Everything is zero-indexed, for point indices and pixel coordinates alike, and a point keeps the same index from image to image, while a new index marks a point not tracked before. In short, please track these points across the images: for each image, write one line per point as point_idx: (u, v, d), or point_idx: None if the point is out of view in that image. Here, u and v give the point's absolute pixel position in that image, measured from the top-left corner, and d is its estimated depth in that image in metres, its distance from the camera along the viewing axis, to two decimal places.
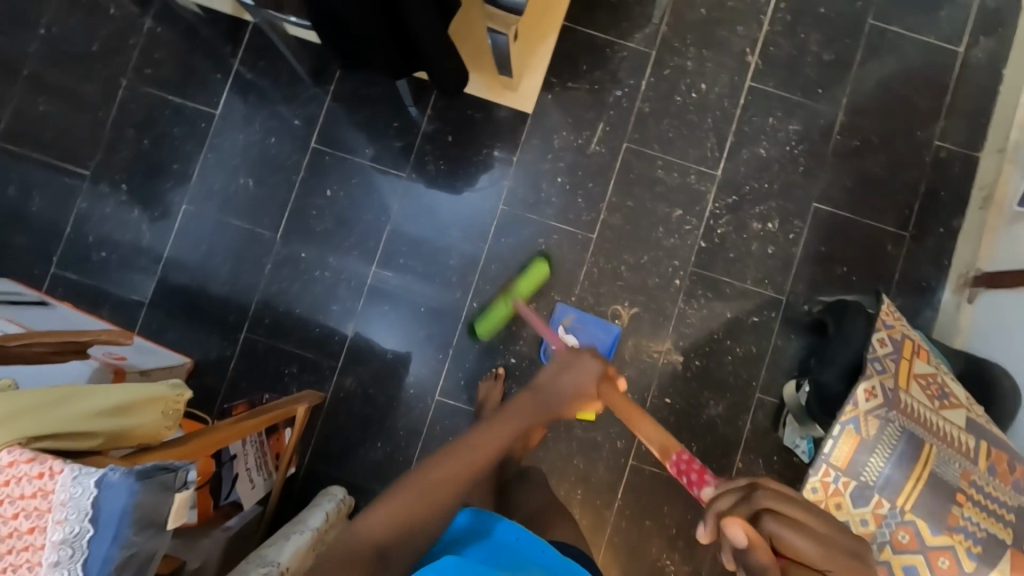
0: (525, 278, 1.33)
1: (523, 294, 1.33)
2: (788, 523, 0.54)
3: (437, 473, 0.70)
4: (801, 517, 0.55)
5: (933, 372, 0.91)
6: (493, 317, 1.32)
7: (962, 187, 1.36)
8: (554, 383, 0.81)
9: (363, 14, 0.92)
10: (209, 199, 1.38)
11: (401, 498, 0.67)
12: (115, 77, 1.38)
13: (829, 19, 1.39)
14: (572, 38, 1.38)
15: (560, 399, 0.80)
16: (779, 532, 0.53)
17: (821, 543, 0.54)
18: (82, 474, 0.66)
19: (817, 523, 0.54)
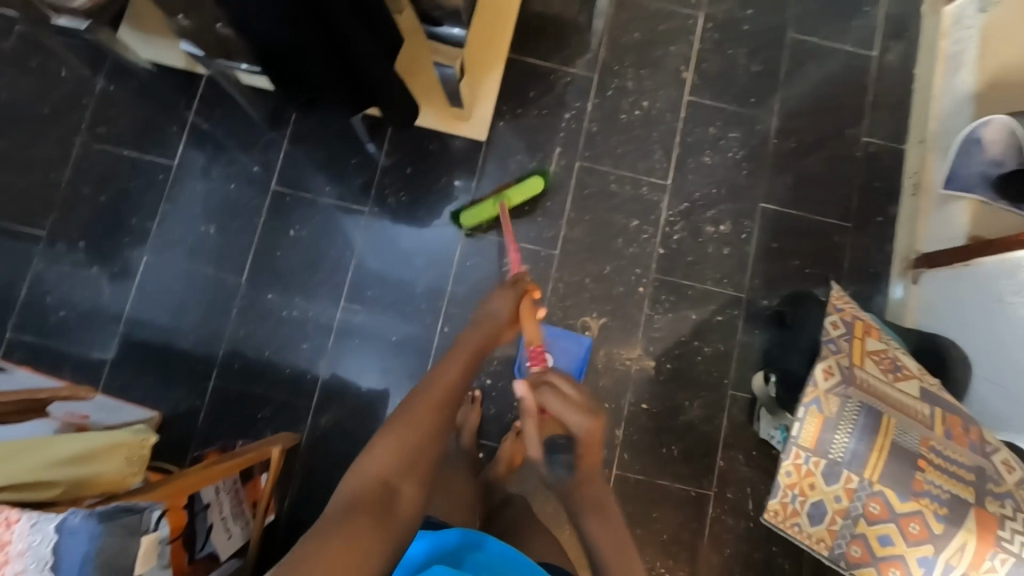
0: (520, 186, 1.38)
1: (514, 199, 1.38)
2: (552, 395, 0.79)
3: (423, 410, 0.77)
4: (573, 396, 0.80)
5: (885, 347, 0.95)
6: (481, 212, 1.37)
7: (893, 177, 1.45)
8: (486, 311, 0.90)
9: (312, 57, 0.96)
10: (169, 249, 1.38)
11: (398, 436, 0.75)
12: (68, 138, 1.39)
13: (753, 34, 1.50)
14: (518, 68, 1.45)
15: (498, 322, 0.89)
16: (546, 397, 0.80)
17: (570, 411, 0.78)
18: (40, 522, 0.70)
19: (571, 402, 0.78)
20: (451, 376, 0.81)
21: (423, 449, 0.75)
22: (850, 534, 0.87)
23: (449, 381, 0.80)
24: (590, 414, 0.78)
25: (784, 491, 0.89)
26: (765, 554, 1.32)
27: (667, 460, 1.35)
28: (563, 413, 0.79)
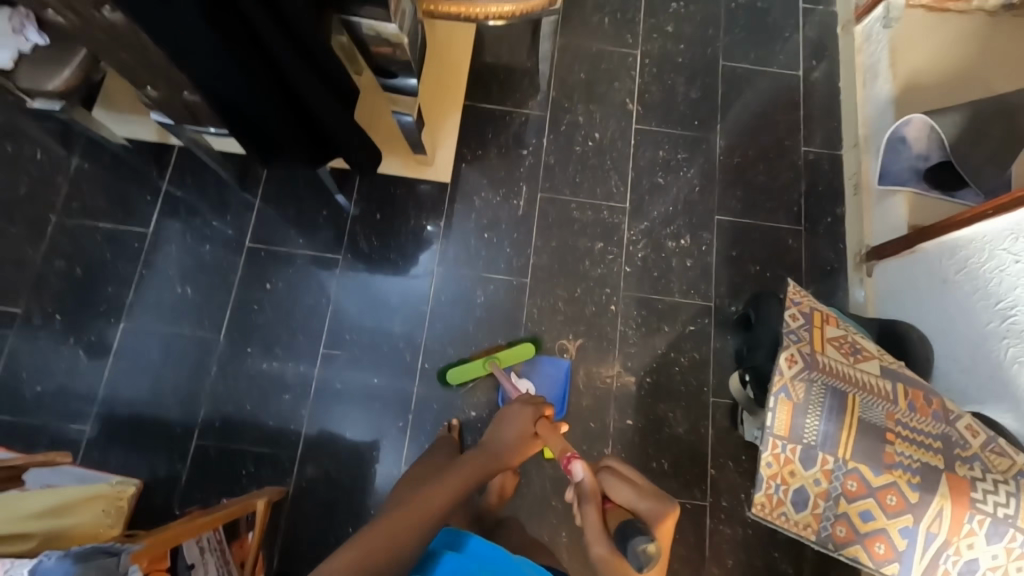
0: (510, 351, 1.37)
1: (503, 361, 1.37)
2: (616, 481, 0.89)
3: (393, 523, 0.79)
4: (639, 485, 0.88)
5: (844, 332, 0.99)
6: (467, 371, 1.36)
7: (835, 181, 1.55)
8: (498, 435, 1.02)
9: (273, 114, 1.02)
10: (145, 314, 1.39)
11: (365, 541, 0.76)
12: (43, 215, 1.43)
13: (688, 65, 1.63)
14: (475, 113, 1.55)
15: (505, 444, 1.01)
16: (608, 484, 0.89)
17: (637, 497, 0.86)
18: (13, 565, 0.72)
19: (639, 487, 0.87)
20: (433, 496, 0.85)
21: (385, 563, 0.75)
22: (833, 516, 0.88)
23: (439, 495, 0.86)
24: (664, 502, 0.84)
25: (766, 482, 0.91)
26: (768, 561, 1.30)
27: (658, 474, 1.34)
28: (635, 503, 0.86)
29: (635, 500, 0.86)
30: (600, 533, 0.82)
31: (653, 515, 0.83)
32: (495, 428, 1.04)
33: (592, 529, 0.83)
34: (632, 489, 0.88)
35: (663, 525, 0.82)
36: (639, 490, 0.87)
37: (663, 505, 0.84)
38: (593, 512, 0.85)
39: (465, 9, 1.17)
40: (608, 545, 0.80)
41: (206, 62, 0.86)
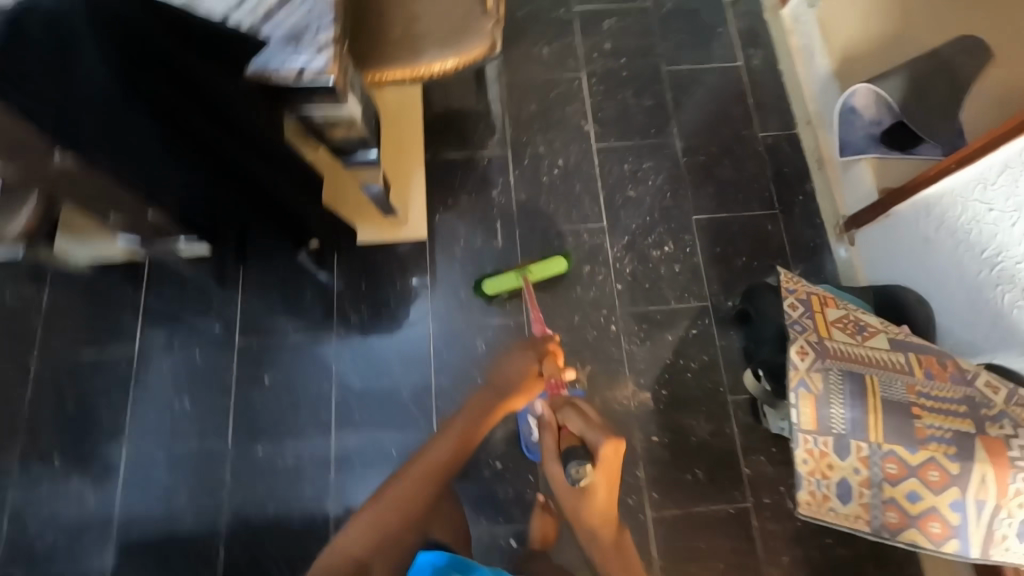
0: (542, 264, 1.43)
1: (534, 274, 1.42)
2: (570, 413, 0.95)
3: (400, 491, 0.86)
4: (591, 417, 0.93)
5: (845, 312, 1.00)
6: (500, 283, 1.41)
7: (798, 159, 1.58)
8: (501, 374, 1.03)
9: (239, 206, 1.01)
10: (147, 435, 1.35)
11: (375, 514, 0.84)
12: (24, 357, 1.39)
13: (633, 77, 1.66)
14: (438, 165, 1.56)
15: (507, 379, 1.02)
16: (564, 414, 0.96)
17: (587, 427, 0.91)
18: None
19: (586, 420, 0.91)
20: (436, 453, 0.91)
21: (390, 524, 0.83)
22: (881, 502, 0.88)
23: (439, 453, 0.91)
24: (606, 433, 0.88)
25: (807, 480, 0.90)
26: (823, 549, 1.28)
27: (695, 485, 1.33)
28: (585, 432, 0.91)
29: (585, 432, 0.91)
30: (553, 456, 0.93)
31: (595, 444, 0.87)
32: (499, 366, 1.05)
33: (548, 455, 0.94)
34: (584, 422, 0.92)
35: (603, 451, 0.86)
36: (591, 425, 0.91)
37: (608, 437, 0.87)
38: (550, 438, 0.95)
39: (411, 72, 1.18)
40: (558, 464, 0.91)
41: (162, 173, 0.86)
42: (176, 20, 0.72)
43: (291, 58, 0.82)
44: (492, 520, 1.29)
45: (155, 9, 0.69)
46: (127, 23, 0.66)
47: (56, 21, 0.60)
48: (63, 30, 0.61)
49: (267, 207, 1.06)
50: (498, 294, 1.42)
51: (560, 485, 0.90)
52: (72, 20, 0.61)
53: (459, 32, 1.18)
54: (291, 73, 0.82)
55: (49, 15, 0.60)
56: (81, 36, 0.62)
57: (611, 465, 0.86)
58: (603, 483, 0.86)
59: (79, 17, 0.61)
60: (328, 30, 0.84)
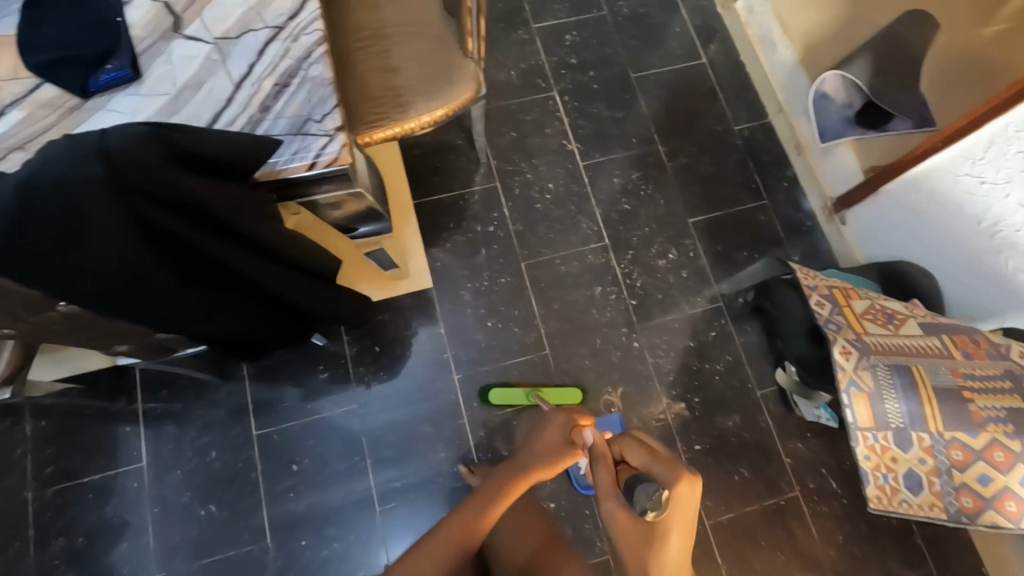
0: (559, 390, 1.38)
1: (548, 395, 1.37)
2: (632, 445, 0.83)
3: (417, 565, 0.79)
4: (658, 451, 0.82)
5: (870, 302, 1.04)
6: (511, 398, 1.37)
7: (775, 147, 1.63)
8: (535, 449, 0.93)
9: (266, 322, 0.92)
10: (175, 553, 1.25)
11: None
12: (17, 496, 1.25)
13: (604, 89, 1.66)
14: (428, 210, 1.51)
15: (538, 449, 0.92)
16: (625, 445, 0.84)
17: (653, 462, 0.80)
18: None
19: (655, 452, 0.80)
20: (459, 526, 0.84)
21: None
22: (953, 488, 0.92)
23: (452, 528, 0.84)
24: (681, 466, 0.77)
25: (873, 475, 0.95)
26: (870, 520, 1.34)
27: (744, 484, 1.35)
28: (650, 467, 0.80)
29: (656, 465, 0.79)
30: (614, 492, 0.80)
31: (669, 472, 0.77)
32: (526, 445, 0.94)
33: (603, 489, 0.81)
34: (652, 456, 0.81)
35: (678, 488, 0.75)
36: (662, 458, 0.80)
37: (685, 470, 0.77)
38: (604, 471, 0.82)
39: (399, 128, 1.13)
40: (619, 502, 0.78)
41: (194, 320, 0.77)
42: (192, 151, 0.66)
43: (299, 151, 0.77)
44: None
45: (164, 140, 0.63)
46: (144, 164, 0.59)
47: (64, 182, 0.55)
48: (71, 192, 0.55)
49: (290, 312, 0.98)
50: (505, 408, 1.37)
51: (623, 529, 0.75)
52: (83, 178, 0.55)
53: (442, 80, 1.14)
54: (301, 166, 0.77)
55: (55, 177, 0.55)
56: (97, 194, 0.56)
57: (686, 506, 0.75)
58: (678, 527, 0.74)
59: (93, 176, 0.55)
60: (333, 114, 0.79)
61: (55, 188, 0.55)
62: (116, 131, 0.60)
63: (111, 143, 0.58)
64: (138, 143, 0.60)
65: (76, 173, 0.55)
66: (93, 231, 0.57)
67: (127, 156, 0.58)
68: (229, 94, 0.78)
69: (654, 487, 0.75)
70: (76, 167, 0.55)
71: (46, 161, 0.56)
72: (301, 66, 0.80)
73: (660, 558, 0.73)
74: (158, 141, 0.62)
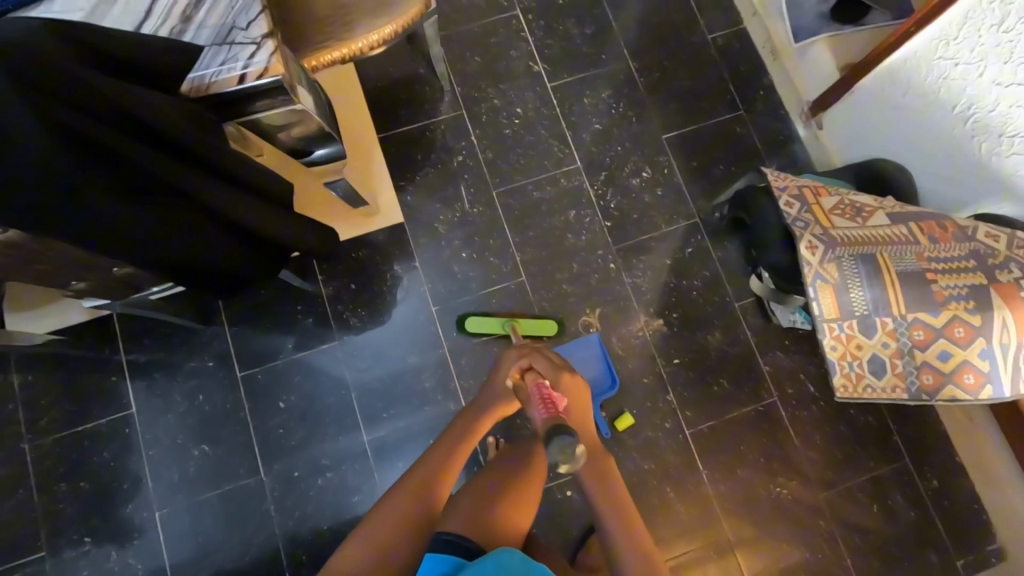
0: (537, 323, 1.37)
1: (524, 326, 1.36)
2: (539, 359, 1.04)
3: (400, 504, 0.87)
4: (555, 361, 1.04)
5: (839, 198, 1.02)
6: (488, 326, 1.37)
7: (752, 55, 1.56)
8: (489, 395, 1.07)
9: (231, 254, 0.91)
10: (175, 491, 1.30)
11: (373, 528, 0.83)
12: (16, 447, 1.29)
13: (570, 5, 1.58)
14: (396, 143, 1.47)
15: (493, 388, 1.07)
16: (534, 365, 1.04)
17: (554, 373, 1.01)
18: None
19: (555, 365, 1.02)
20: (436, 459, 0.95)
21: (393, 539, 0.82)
22: (915, 367, 0.93)
23: (406, 491, 0.89)
24: (569, 372, 1.02)
25: (840, 365, 0.96)
26: (849, 419, 1.37)
27: (723, 394, 1.38)
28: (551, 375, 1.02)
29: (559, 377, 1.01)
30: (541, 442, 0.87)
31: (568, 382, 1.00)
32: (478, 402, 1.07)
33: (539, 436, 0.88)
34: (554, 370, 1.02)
35: (577, 388, 1.00)
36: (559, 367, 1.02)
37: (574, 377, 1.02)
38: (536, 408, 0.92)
39: (347, 49, 1.09)
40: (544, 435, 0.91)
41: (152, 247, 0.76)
42: (106, 52, 0.65)
43: (227, 62, 0.74)
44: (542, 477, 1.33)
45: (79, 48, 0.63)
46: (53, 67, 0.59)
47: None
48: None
49: (255, 244, 0.97)
50: (484, 334, 1.38)
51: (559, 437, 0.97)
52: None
53: None
54: (231, 79, 0.74)
55: None
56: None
57: (581, 397, 1.01)
58: (581, 414, 0.99)
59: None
60: (259, 21, 0.75)
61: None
62: (13, 31, 0.59)
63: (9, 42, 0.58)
64: (35, 38, 0.59)
65: None
66: (4, 135, 0.57)
67: (30, 56, 0.58)
68: (147, 6, 0.74)
69: (571, 442, 0.81)
70: None
71: None
72: None
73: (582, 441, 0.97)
74: (63, 38, 0.62)
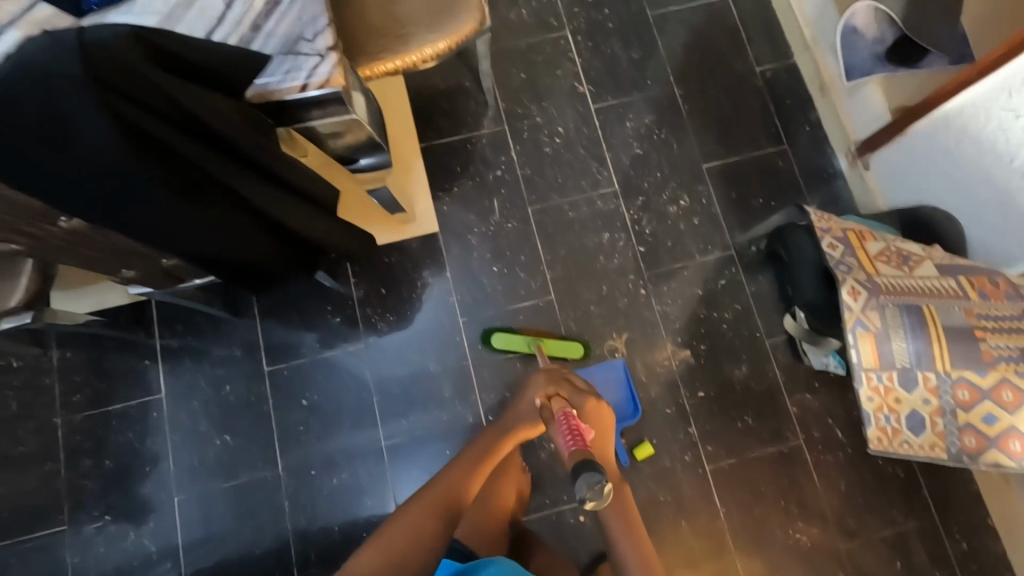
0: (562, 344, 1.37)
1: (550, 345, 1.37)
2: (562, 381, 1.04)
3: (413, 516, 0.87)
4: (579, 385, 1.04)
5: (884, 244, 1.00)
6: (513, 342, 1.37)
7: (799, 89, 1.54)
8: (515, 415, 1.04)
9: (272, 251, 0.93)
10: (194, 477, 1.32)
11: (384, 542, 0.82)
12: (48, 420, 1.33)
13: (619, 28, 1.58)
14: (436, 153, 1.49)
15: (522, 408, 1.04)
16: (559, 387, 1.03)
17: (575, 395, 1.01)
18: None
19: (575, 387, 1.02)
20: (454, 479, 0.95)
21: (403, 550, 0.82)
22: (957, 428, 0.91)
23: (429, 503, 0.90)
24: (593, 395, 1.01)
25: (875, 417, 0.93)
26: (875, 469, 1.33)
27: (747, 432, 1.35)
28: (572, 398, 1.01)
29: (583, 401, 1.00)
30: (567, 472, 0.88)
31: (591, 405, 0.99)
32: (502, 421, 1.05)
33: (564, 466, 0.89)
34: (577, 393, 1.02)
35: (601, 412, 1.00)
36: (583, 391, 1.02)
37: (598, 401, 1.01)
38: (563, 438, 0.92)
39: (400, 61, 1.09)
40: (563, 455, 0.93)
41: (195, 239, 0.77)
42: (179, 57, 0.66)
43: (291, 71, 0.76)
44: (555, 498, 1.31)
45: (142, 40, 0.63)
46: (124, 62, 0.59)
47: (39, 72, 0.54)
48: (49, 83, 0.54)
49: (298, 244, 0.99)
50: (509, 350, 1.38)
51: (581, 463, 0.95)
52: (58, 69, 0.55)
53: (442, 10, 1.11)
54: (294, 87, 0.76)
55: (32, 66, 0.54)
56: (73, 84, 0.55)
57: (605, 420, 1.01)
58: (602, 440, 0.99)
59: (68, 65, 0.54)
60: (325, 33, 0.78)
61: (30, 77, 0.54)
62: (92, 31, 0.59)
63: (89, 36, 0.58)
64: (116, 40, 0.59)
65: (54, 64, 0.55)
66: (75, 127, 0.57)
67: (103, 52, 0.57)
68: (220, 13, 0.77)
69: (599, 479, 0.84)
70: (49, 54, 0.54)
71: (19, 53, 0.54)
72: None
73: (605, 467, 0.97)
74: (140, 43, 0.63)
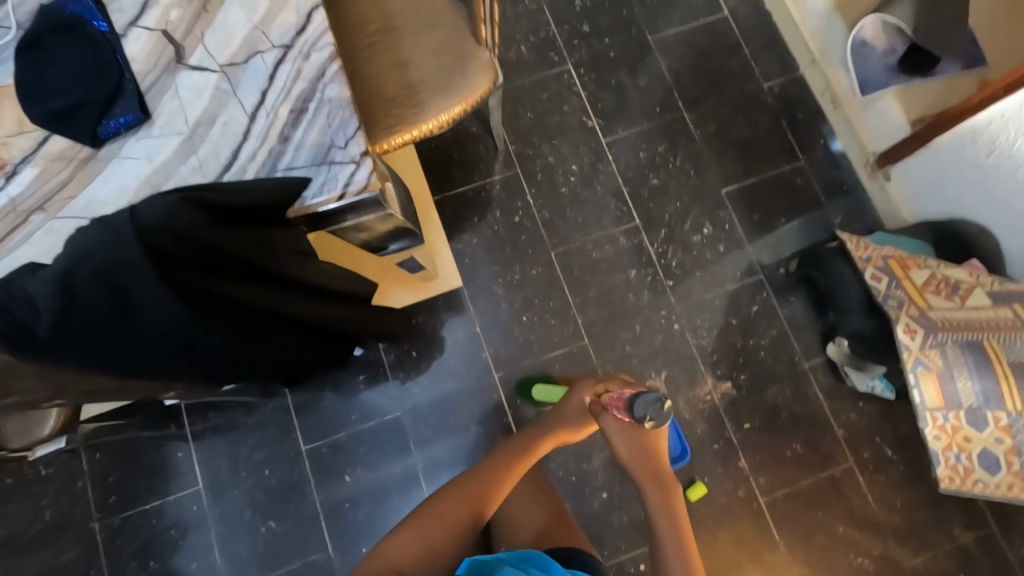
0: None
1: None
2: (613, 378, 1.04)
3: (447, 507, 0.91)
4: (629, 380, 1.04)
5: (930, 272, 0.99)
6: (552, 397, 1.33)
7: (810, 102, 1.53)
8: (562, 415, 1.02)
9: (323, 353, 0.92)
10: (243, 569, 1.28)
11: (417, 527, 0.89)
12: (86, 526, 1.29)
13: (622, 56, 1.55)
14: (451, 205, 1.46)
15: (568, 406, 1.02)
16: (609, 383, 1.02)
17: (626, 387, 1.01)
18: None
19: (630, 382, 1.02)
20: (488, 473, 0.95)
21: (439, 541, 0.88)
22: None
23: (461, 496, 0.92)
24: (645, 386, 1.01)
25: (945, 456, 0.96)
26: (929, 483, 1.32)
27: (797, 459, 1.33)
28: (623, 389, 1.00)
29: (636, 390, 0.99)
30: (623, 429, 0.95)
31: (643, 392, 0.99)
32: (547, 420, 1.03)
33: (613, 428, 0.95)
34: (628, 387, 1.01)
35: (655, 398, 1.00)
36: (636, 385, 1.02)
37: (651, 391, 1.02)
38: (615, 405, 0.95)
39: (417, 130, 1.06)
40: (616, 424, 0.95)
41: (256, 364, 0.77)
42: (228, 208, 0.63)
43: (327, 183, 0.73)
44: (614, 549, 1.29)
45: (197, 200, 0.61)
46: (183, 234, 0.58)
47: (105, 265, 0.54)
48: (115, 276, 0.54)
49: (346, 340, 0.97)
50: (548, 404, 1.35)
51: (625, 434, 0.95)
52: (123, 262, 0.54)
53: (454, 73, 1.07)
54: (331, 199, 0.73)
55: (97, 264, 0.54)
56: (142, 272, 0.55)
57: None
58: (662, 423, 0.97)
59: (132, 253, 0.54)
60: (357, 137, 0.74)
61: (99, 272, 0.54)
62: (150, 203, 0.58)
63: (142, 216, 0.56)
64: (172, 211, 0.57)
65: (117, 257, 0.54)
66: (140, 313, 0.56)
67: (161, 229, 0.56)
68: (245, 127, 0.73)
69: (656, 398, 0.88)
70: (112, 249, 0.54)
71: (85, 254, 0.54)
72: (317, 87, 0.75)
73: (654, 452, 0.95)
74: (193, 205, 0.60)
